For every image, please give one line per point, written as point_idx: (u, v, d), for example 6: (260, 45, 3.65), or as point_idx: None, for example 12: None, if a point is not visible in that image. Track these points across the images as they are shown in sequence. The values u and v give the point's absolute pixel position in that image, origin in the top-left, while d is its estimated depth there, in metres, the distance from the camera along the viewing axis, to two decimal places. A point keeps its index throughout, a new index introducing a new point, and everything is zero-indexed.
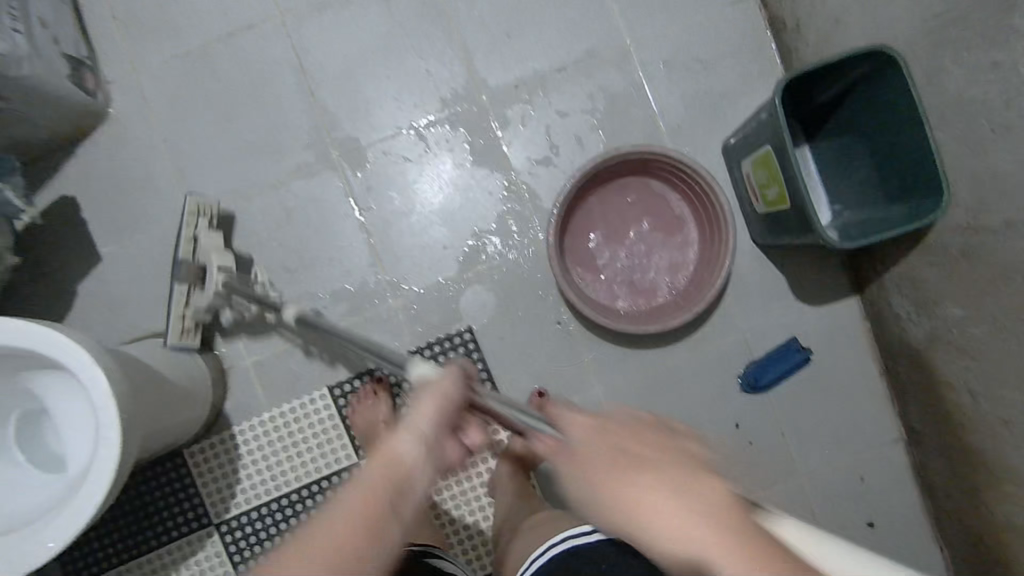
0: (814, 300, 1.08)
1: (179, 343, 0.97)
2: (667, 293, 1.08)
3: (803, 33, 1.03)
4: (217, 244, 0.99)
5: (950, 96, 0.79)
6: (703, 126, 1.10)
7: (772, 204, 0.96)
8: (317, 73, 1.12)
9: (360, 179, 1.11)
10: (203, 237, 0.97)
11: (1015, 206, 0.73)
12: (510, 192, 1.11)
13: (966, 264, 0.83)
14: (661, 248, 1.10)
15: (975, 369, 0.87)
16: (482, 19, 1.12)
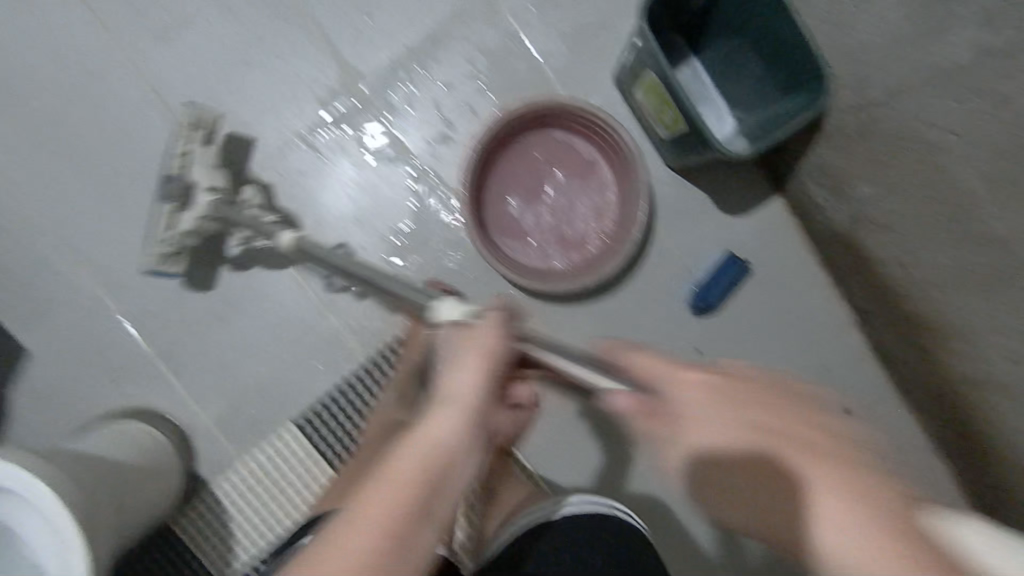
0: (739, 209, 1.08)
1: (151, 270, 0.98)
2: (597, 239, 1.08)
3: None
4: (211, 162, 0.96)
5: None
6: (590, 62, 1.06)
7: (670, 128, 0.96)
8: (187, 108, 1.06)
9: (264, 207, 1.07)
10: (198, 153, 0.95)
11: (892, 76, 0.72)
12: (417, 180, 1.08)
13: (864, 141, 0.83)
14: (580, 196, 1.08)
15: (898, 240, 0.88)
16: (338, 6, 1.06)
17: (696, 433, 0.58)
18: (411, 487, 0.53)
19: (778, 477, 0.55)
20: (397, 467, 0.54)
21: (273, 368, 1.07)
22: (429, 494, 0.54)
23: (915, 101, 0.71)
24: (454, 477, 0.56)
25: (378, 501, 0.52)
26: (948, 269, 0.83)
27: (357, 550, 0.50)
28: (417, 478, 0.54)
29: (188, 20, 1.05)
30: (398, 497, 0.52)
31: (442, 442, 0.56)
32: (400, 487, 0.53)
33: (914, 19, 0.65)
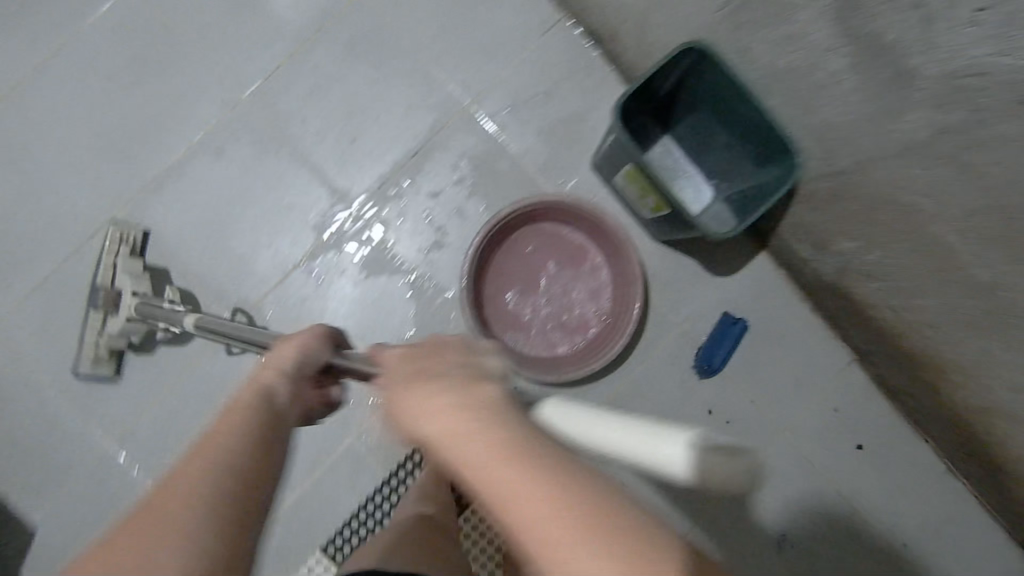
0: (729, 270, 1.12)
1: (92, 370, 1.01)
2: (597, 320, 1.10)
3: (619, 39, 1.05)
4: (132, 272, 1.00)
5: (767, 68, 0.82)
6: (567, 152, 1.11)
7: (654, 212, 1.03)
8: (183, 249, 1.07)
9: (268, 335, 1.08)
10: (120, 262, 1.01)
11: (858, 148, 0.78)
12: (417, 286, 1.10)
13: (840, 204, 0.88)
14: (575, 281, 1.12)
15: (887, 287, 0.93)
16: (320, 133, 1.10)
17: (462, 443, 0.45)
18: (258, 416, 0.54)
19: (502, 466, 0.42)
20: (234, 411, 0.54)
21: (296, 496, 1.05)
22: (258, 413, 0.54)
23: (883, 169, 0.76)
24: (286, 422, 0.56)
25: (223, 433, 0.51)
26: (939, 313, 0.87)
27: (201, 491, 0.45)
28: (248, 422, 0.52)
29: (177, 165, 1.08)
30: (239, 421, 0.52)
31: (291, 360, 0.61)
32: (232, 432, 0.51)
33: (871, 102, 0.70)
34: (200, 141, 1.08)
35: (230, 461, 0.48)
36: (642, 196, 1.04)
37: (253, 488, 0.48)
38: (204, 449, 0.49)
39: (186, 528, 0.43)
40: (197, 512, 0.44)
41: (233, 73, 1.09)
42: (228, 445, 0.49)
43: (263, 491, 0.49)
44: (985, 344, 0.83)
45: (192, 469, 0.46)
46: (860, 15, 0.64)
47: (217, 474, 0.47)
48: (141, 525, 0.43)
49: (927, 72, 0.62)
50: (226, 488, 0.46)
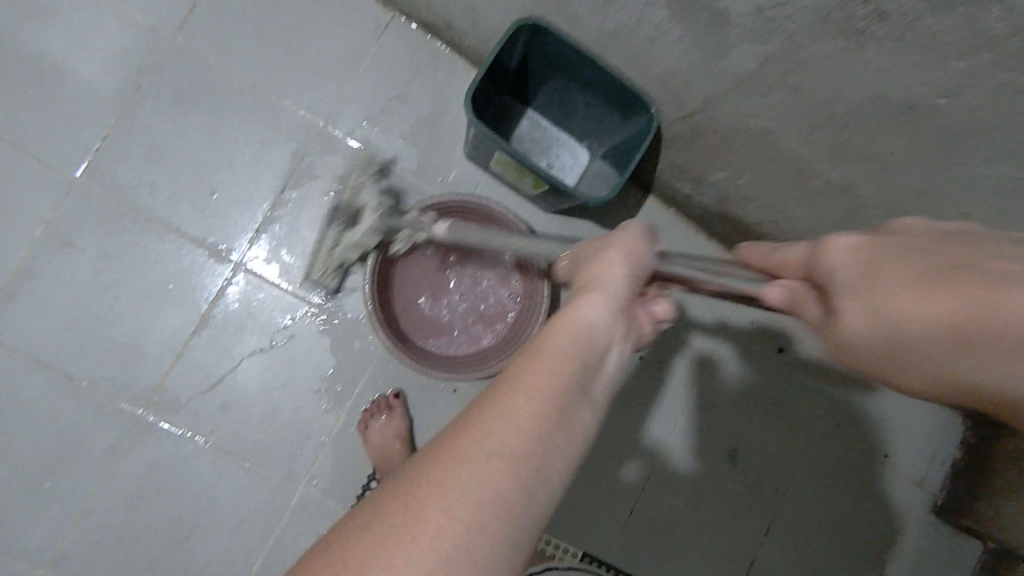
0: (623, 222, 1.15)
1: (312, 282, 1.06)
2: (513, 303, 1.10)
3: (456, 27, 1.04)
4: (376, 189, 1.02)
5: (598, 30, 0.83)
6: (439, 150, 1.10)
7: (535, 189, 1.05)
8: (62, 353, 0.99)
9: (185, 415, 1.02)
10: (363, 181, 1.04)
11: (700, 89, 0.80)
12: (325, 321, 1.07)
13: (700, 140, 0.92)
14: (481, 271, 1.11)
15: (763, 206, 0.98)
16: (179, 194, 1.03)
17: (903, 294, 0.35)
18: (574, 351, 0.44)
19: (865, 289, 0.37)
20: (572, 316, 0.47)
21: (261, 563, 1.02)
22: (574, 348, 0.45)
23: (727, 103, 0.80)
24: (604, 350, 0.46)
25: (548, 366, 0.43)
26: (811, 219, 0.93)
27: (483, 473, 0.38)
28: (571, 351, 0.44)
29: (28, 268, 0.99)
30: (564, 359, 0.44)
31: (612, 283, 0.50)
32: (566, 349, 0.44)
33: (697, 46, 0.73)
34: (48, 237, 1.00)
35: (522, 432, 0.40)
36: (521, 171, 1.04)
37: (534, 464, 0.40)
38: (498, 412, 0.41)
39: (461, 509, 0.37)
40: (486, 495, 0.38)
41: (61, 157, 1.00)
42: (533, 386, 0.42)
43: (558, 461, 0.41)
44: None
45: (500, 432, 0.40)
46: None
47: (505, 442, 0.39)
48: (452, 478, 0.38)
49: (735, 12, 0.64)
50: (515, 467, 0.39)
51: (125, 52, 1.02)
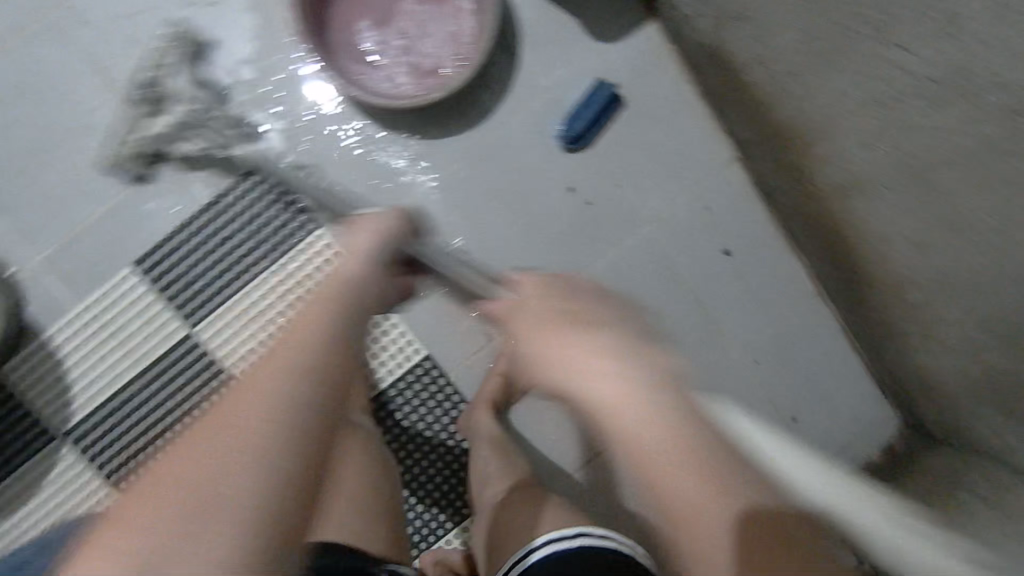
0: (613, 36, 1.01)
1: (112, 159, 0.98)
2: (451, 60, 0.97)
3: None
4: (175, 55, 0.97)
5: None
6: None
7: None
8: None
9: (98, 36, 0.99)
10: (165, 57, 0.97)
11: None
12: (261, 4, 0.99)
13: None
14: (432, 16, 0.98)
15: (756, 31, 0.82)
16: None
17: (644, 421, 0.55)
18: (332, 306, 0.55)
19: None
20: (300, 315, 0.53)
21: (108, 210, 1.00)
22: (338, 298, 0.56)
23: None
24: (377, 295, 0.61)
25: (297, 330, 0.51)
26: (800, 52, 0.77)
27: (240, 425, 0.44)
28: (309, 328, 0.51)
29: None
30: (315, 313, 0.53)
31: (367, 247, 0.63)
32: (292, 339, 0.50)
33: None
34: None
35: (240, 411, 0.45)
36: None
37: (260, 449, 0.43)
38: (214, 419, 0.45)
39: (216, 480, 0.42)
40: (240, 454, 0.43)
41: None
42: (269, 378, 0.46)
43: (306, 408, 0.46)
44: (838, 80, 0.74)
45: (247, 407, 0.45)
46: None
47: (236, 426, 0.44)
48: (179, 481, 0.43)
49: None
50: (267, 419, 0.44)
51: None
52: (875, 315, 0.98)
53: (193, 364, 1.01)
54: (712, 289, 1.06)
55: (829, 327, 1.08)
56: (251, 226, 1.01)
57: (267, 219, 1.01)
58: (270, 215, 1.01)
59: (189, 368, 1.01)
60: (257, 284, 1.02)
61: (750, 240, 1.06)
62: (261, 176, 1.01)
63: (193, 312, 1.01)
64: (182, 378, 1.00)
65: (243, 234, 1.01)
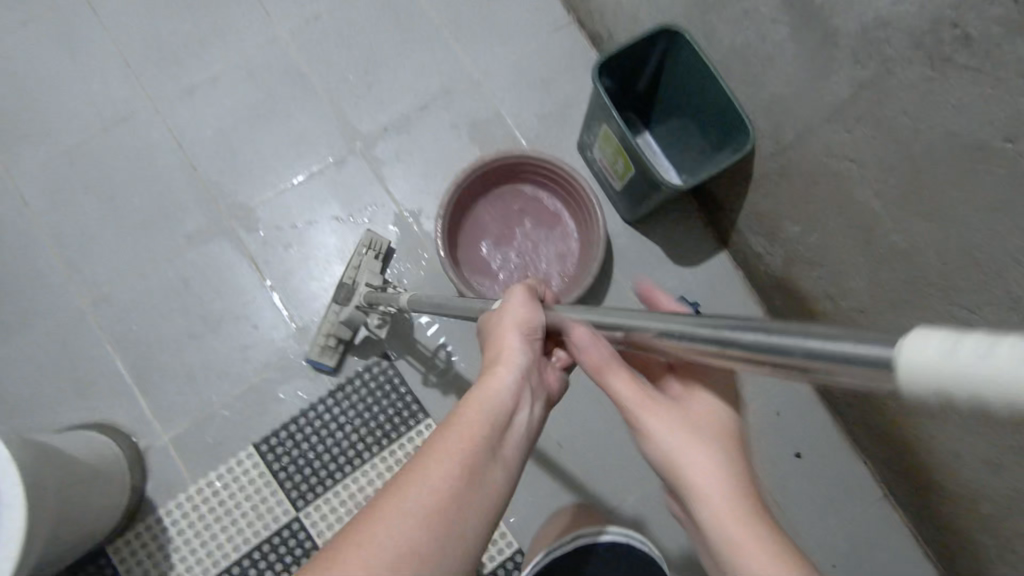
0: (691, 261, 1.20)
1: None
2: (560, 279, 1.16)
3: (615, 39, 1.19)
4: None
5: (727, 51, 0.94)
6: (557, 135, 1.24)
7: (624, 175, 1.09)
8: (199, 148, 1.17)
9: (257, 238, 1.15)
10: None
11: (797, 119, 0.87)
12: (402, 221, 1.18)
13: (779, 185, 0.98)
14: (544, 241, 1.18)
15: (826, 274, 0.99)
16: (346, 78, 1.23)
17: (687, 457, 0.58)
18: (474, 443, 0.51)
19: (653, 406, 0.59)
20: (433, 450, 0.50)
21: (242, 390, 1.10)
22: (479, 430, 0.52)
23: (820, 137, 0.85)
24: (523, 416, 0.57)
25: (430, 475, 0.47)
26: (867, 297, 0.93)
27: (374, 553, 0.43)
28: (446, 477, 0.47)
29: (213, 81, 1.20)
30: (455, 448, 0.50)
31: (516, 366, 0.58)
32: (426, 491, 0.46)
33: (806, 66, 0.81)
34: (234, 62, 1.21)
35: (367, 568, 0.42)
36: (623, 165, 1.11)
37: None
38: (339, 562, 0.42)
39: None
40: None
41: (278, 12, 1.24)
42: (400, 510, 0.45)
43: (439, 545, 0.45)
44: (905, 322, 0.89)
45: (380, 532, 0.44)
46: None
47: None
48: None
49: (845, 31, 0.73)
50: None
51: None
52: (943, 520, 1.05)
53: (298, 547, 1.05)
54: (787, 487, 1.14)
55: (897, 531, 1.14)
56: (366, 412, 1.10)
57: (381, 406, 1.11)
58: (385, 403, 1.11)
59: (294, 551, 1.05)
60: (365, 468, 1.09)
61: (817, 442, 1.16)
62: (381, 365, 1.12)
63: (303, 494, 1.07)
64: (286, 561, 1.04)
65: (359, 420, 1.10)
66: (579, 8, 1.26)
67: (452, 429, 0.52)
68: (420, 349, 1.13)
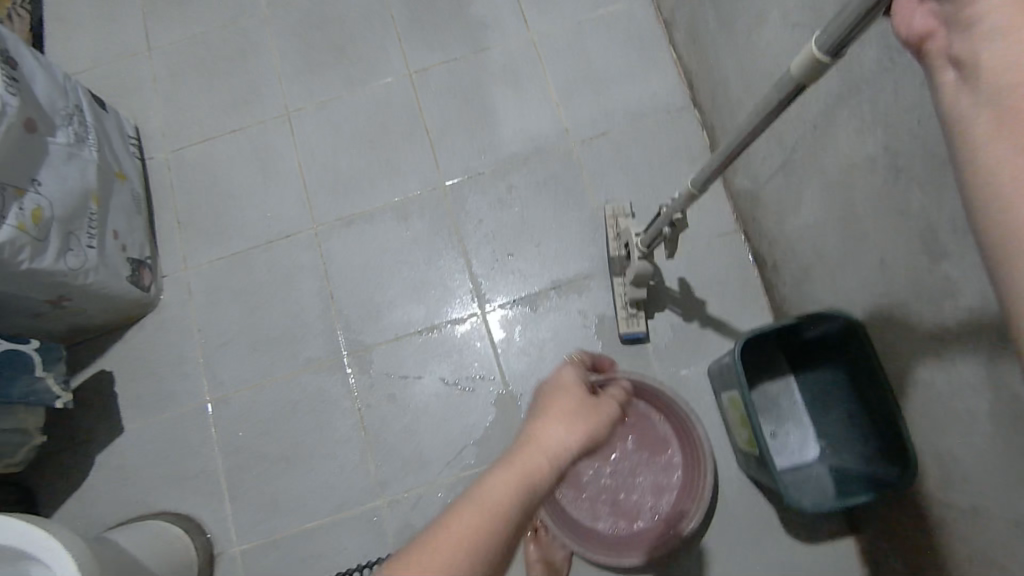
0: (808, 540, 1.03)
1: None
2: (649, 516, 1.05)
3: (779, 274, 1.08)
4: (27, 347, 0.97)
5: (903, 369, 0.80)
6: (688, 351, 1.14)
7: (746, 445, 0.97)
8: (342, 276, 1.24)
9: (366, 379, 1.18)
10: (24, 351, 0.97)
11: (977, 494, 0.71)
12: (503, 401, 1.15)
13: (937, 532, 0.81)
14: (644, 468, 1.07)
15: None
16: (491, 239, 1.24)
17: None
18: (539, 480, 0.51)
19: None
20: (492, 486, 0.49)
21: (312, 527, 1.12)
22: (543, 474, 0.51)
23: (1003, 532, 0.68)
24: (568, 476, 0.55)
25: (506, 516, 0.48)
26: None
27: None
28: (507, 510, 0.48)
29: (372, 215, 1.27)
30: (516, 483, 0.49)
31: (598, 416, 0.57)
32: (484, 515, 0.47)
33: (1004, 455, 0.65)
34: (396, 201, 1.28)
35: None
36: (747, 436, 0.98)
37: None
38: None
39: None
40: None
41: (447, 162, 1.29)
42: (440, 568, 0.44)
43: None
44: None
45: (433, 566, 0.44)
46: (1010, 371, 0.62)
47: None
48: None
49: None
50: None
51: (538, 132, 1.29)
52: None
53: None
54: None
55: None
56: None
57: None
58: None
59: None
60: None
61: None
62: None
63: None
64: None
65: None
66: (749, 223, 1.16)
67: (525, 463, 0.51)
68: (594, 336, 1.17)
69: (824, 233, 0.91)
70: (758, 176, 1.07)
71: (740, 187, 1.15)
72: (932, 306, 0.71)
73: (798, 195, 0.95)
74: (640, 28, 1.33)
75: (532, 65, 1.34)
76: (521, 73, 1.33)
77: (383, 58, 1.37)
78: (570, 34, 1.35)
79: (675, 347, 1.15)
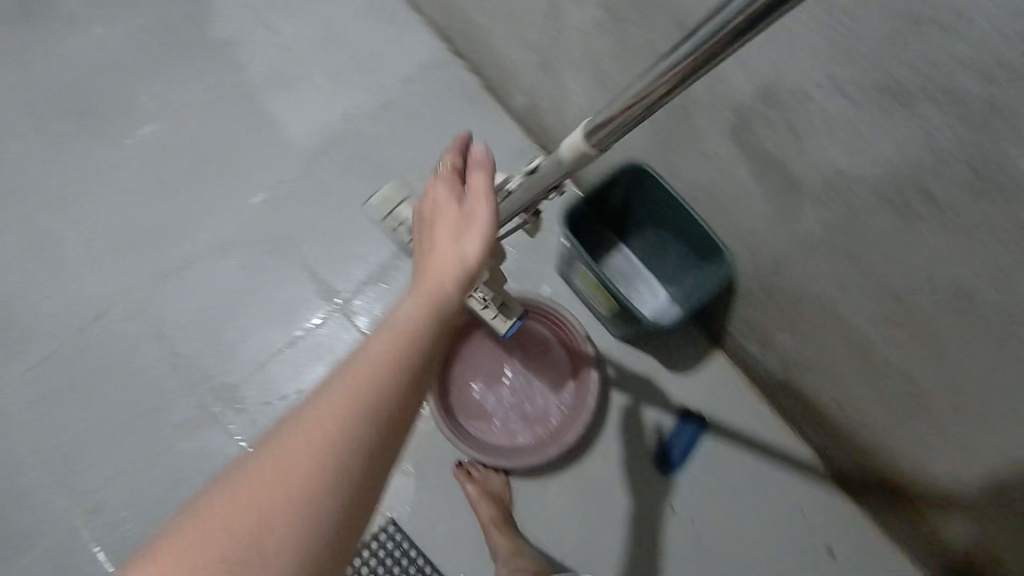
0: (689, 369, 1.18)
1: None
2: (558, 413, 1.12)
3: (579, 164, 1.21)
4: None
5: (690, 183, 0.95)
6: (535, 261, 1.23)
7: (608, 308, 1.09)
8: (178, 331, 1.16)
9: (247, 418, 1.12)
10: None
11: (773, 246, 0.87)
12: None
13: (766, 299, 0.98)
14: (537, 374, 1.15)
15: (827, 382, 0.98)
16: (319, 237, 1.23)
17: None
18: (433, 305, 0.56)
19: None
20: (391, 326, 0.53)
21: None
22: (434, 301, 0.57)
23: (799, 263, 0.85)
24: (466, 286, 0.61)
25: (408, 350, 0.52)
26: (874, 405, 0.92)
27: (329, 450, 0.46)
28: (408, 345, 0.52)
29: (187, 261, 1.20)
30: (413, 316, 0.55)
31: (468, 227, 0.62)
32: (388, 357, 0.51)
33: (774, 201, 0.81)
34: (207, 237, 1.22)
35: (323, 455, 0.46)
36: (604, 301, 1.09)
37: (370, 498, 0.47)
38: (282, 447, 0.46)
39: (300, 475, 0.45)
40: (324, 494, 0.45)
41: (245, 183, 1.26)
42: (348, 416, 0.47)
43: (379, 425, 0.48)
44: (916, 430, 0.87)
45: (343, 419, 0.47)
46: (749, 132, 0.77)
47: (303, 467, 0.45)
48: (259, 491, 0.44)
49: (805, 177, 0.74)
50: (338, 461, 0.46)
51: (324, 124, 1.31)
52: None
53: None
54: None
55: None
56: None
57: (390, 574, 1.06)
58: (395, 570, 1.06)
59: None
60: None
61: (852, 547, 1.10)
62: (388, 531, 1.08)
63: None
64: None
65: None
66: (540, 135, 1.28)
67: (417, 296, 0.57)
68: None
69: (593, 106, 1.04)
70: (528, 88, 1.18)
71: (519, 106, 1.26)
72: (684, 116, 0.86)
73: (562, 85, 1.08)
74: (381, 4, 1.40)
75: (293, 67, 1.35)
76: (286, 77, 1.34)
77: (136, 106, 1.29)
78: (319, 29, 1.37)
79: (523, 262, 1.23)
